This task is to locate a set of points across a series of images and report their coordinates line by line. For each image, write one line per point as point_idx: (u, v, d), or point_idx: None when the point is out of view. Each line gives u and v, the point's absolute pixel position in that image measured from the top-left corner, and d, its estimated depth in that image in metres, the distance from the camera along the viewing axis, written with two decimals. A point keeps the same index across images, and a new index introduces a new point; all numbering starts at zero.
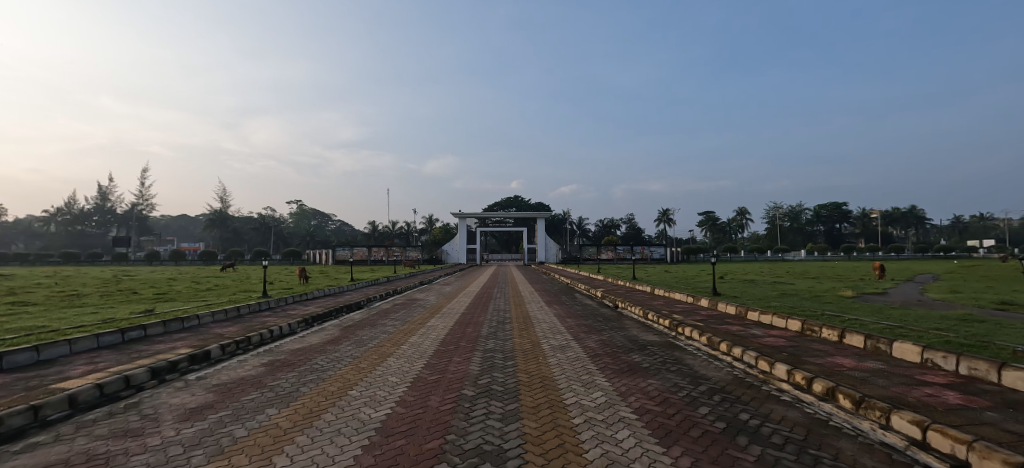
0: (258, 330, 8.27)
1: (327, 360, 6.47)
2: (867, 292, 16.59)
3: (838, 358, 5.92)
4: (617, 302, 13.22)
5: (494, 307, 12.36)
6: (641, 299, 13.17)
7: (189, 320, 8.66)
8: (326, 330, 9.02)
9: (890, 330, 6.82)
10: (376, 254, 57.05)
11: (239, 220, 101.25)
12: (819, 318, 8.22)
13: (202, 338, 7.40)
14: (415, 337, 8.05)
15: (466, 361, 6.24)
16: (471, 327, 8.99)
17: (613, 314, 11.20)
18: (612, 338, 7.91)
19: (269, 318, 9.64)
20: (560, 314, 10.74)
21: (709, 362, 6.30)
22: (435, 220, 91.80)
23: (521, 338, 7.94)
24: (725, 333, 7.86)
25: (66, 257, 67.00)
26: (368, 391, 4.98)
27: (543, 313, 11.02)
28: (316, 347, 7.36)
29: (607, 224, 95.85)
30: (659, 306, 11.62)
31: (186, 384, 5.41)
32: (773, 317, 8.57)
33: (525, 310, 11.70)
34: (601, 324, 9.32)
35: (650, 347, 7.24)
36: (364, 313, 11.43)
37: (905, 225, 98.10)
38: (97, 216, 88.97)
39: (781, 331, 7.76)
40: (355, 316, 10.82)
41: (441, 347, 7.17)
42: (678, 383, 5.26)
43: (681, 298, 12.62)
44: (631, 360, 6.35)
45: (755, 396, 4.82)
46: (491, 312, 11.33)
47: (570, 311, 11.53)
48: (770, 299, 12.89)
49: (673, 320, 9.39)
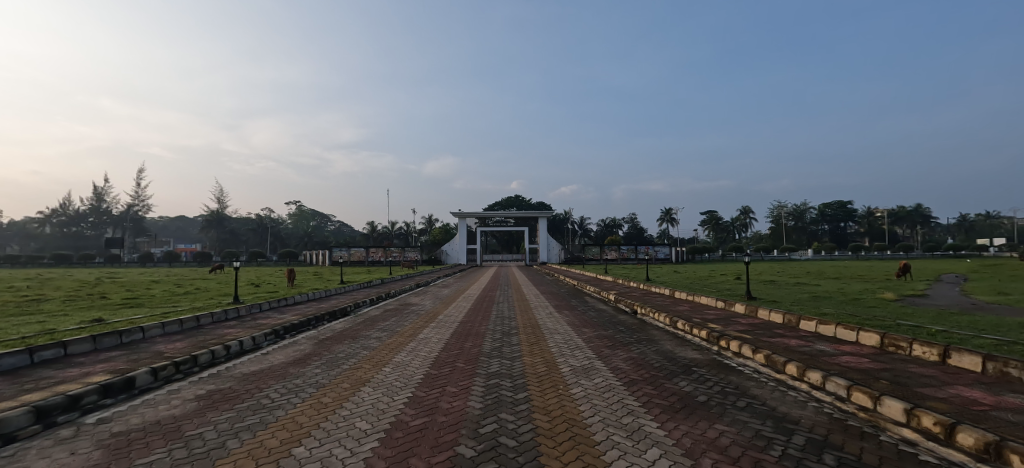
0: (211, 347, 6.76)
1: (282, 392, 4.93)
2: (907, 295, 15.06)
3: (961, 390, 4.42)
4: (636, 307, 11.71)
5: (497, 314, 10.82)
6: (662, 303, 11.64)
7: (130, 334, 7.16)
8: (296, 345, 7.50)
9: (1008, 349, 5.31)
10: (375, 254, 55.61)
11: (236, 221, 99.82)
12: (897, 329, 6.70)
13: (133, 360, 5.87)
14: (401, 357, 6.52)
15: (463, 394, 4.73)
16: (470, 341, 7.48)
17: (633, 322, 9.68)
18: (644, 357, 6.37)
19: (230, 330, 8.12)
20: (574, 323, 9.21)
21: (784, 393, 4.78)
22: (435, 220, 90.26)
23: (532, 356, 6.43)
24: (784, 348, 6.36)
25: (58, 258, 65.53)
26: (323, 448, 3.47)
27: (554, 322, 9.50)
28: (276, 371, 5.84)
29: (609, 223, 94.44)
30: (687, 312, 10.09)
31: (77, 433, 3.89)
32: (837, 328, 7.05)
33: (533, 317, 10.18)
34: (626, 337, 7.79)
35: (697, 369, 5.72)
36: (347, 322, 9.89)
37: (912, 224, 96.63)
38: (92, 216, 87.66)
39: (856, 347, 6.25)
40: (337, 326, 9.30)
41: (432, 371, 5.65)
42: (761, 431, 3.73)
43: (709, 304, 11.10)
44: (681, 391, 4.83)
45: (885, 458, 3.29)
46: (493, 320, 9.83)
47: (585, 318, 9.99)
48: (809, 304, 11.34)
49: (710, 330, 7.89)
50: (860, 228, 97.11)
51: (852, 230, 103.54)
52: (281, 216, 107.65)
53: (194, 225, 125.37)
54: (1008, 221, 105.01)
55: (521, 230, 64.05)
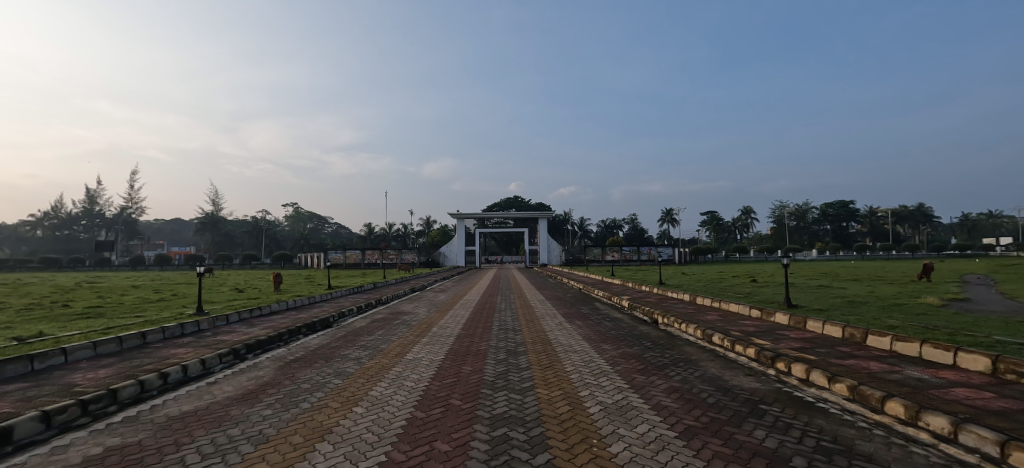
0: (142, 377, 5.37)
1: (204, 452, 3.50)
2: (950, 299, 13.69)
3: None
4: (656, 317, 10.27)
5: (499, 325, 9.41)
6: (686, 312, 10.25)
7: (46, 358, 5.74)
8: (255, 371, 6.08)
9: None
10: (371, 257, 54.22)
11: (230, 223, 98.18)
12: (1003, 349, 5.35)
13: (27, 399, 4.48)
14: (380, 390, 5.10)
15: (460, 458, 3.32)
16: (468, 364, 6.09)
17: (658, 335, 8.28)
18: (692, 388, 4.96)
19: (178, 351, 6.72)
20: (591, 339, 7.81)
21: (907, 454, 3.41)
22: (433, 222, 88.80)
23: (548, 388, 5.04)
24: (869, 377, 4.99)
25: (47, 262, 63.88)
26: None
27: (567, 336, 8.13)
28: (213, 413, 4.43)
29: (609, 224, 93.17)
30: (720, 323, 8.71)
31: None
32: (923, 348, 5.68)
33: (540, 329, 8.81)
34: (657, 358, 6.43)
35: (768, 408, 4.35)
36: (325, 336, 8.46)
37: (915, 223, 95.57)
38: (84, 219, 86.08)
39: (962, 376, 4.88)
40: (312, 342, 7.90)
41: (417, 416, 4.21)
42: None
43: (740, 313, 9.73)
44: (764, 447, 3.44)
45: None
46: (496, 333, 8.43)
47: (602, 331, 8.59)
48: (853, 311, 9.96)
49: (758, 348, 6.52)
50: (863, 228, 95.98)
51: (855, 230, 102.55)
52: (278, 218, 106.13)
53: (188, 227, 123.52)
54: (1010, 220, 104.10)
55: (521, 231, 62.67)
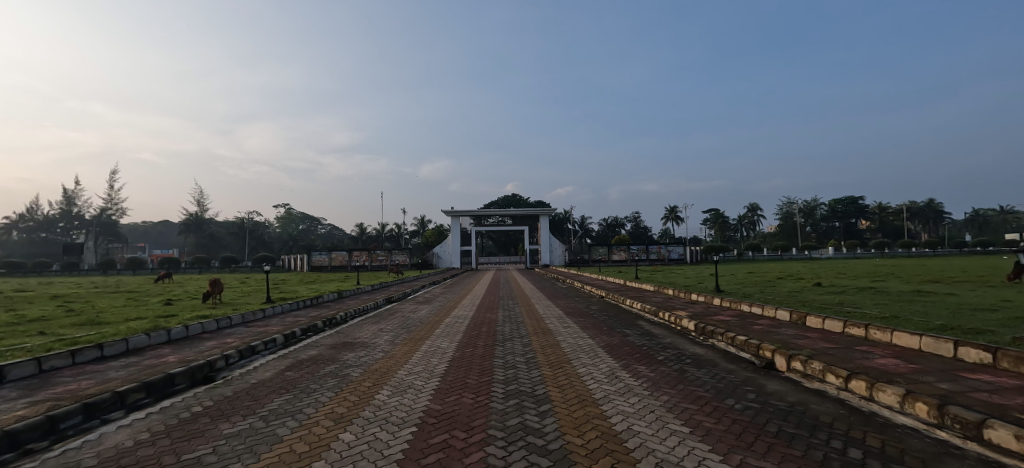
0: None
1: None
2: None
3: None
4: (774, 359, 5.94)
5: (505, 381, 5.10)
6: (824, 348, 5.97)
7: None
8: None
9: None
10: (359, 258, 49.68)
11: (216, 226, 92.97)
12: None
13: None
14: None
15: None
16: None
17: (837, 415, 4.00)
18: None
19: None
20: (719, 441, 3.44)
21: None
22: (427, 221, 83.86)
23: None
24: None
25: (9, 264, 58.69)
26: None
27: (653, 425, 3.81)
28: None
29: (613, 223, 89.13)
30: (940, 382, 4.43)
31: None
32: None
33: (585, 399, 4.45)
34: None
35: None
36: (146, 426, 4.06)
37: (927, 219, 91.94)
38: (61, 222, 80.91)
39: None
40: (94, 452, 3.53)
41: None
42: None
43: (934, 355, 5.45)
44: None
45: None
46: (501, 414, 4.08)
47: (715, 406, 4.24)
48: None
49: None
50: (873, 224, 92.22)
51: (863, 228, 98.87)
52: (269, 220, 101.88)
53: (174, 230, 118.14)
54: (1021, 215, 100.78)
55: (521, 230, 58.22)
